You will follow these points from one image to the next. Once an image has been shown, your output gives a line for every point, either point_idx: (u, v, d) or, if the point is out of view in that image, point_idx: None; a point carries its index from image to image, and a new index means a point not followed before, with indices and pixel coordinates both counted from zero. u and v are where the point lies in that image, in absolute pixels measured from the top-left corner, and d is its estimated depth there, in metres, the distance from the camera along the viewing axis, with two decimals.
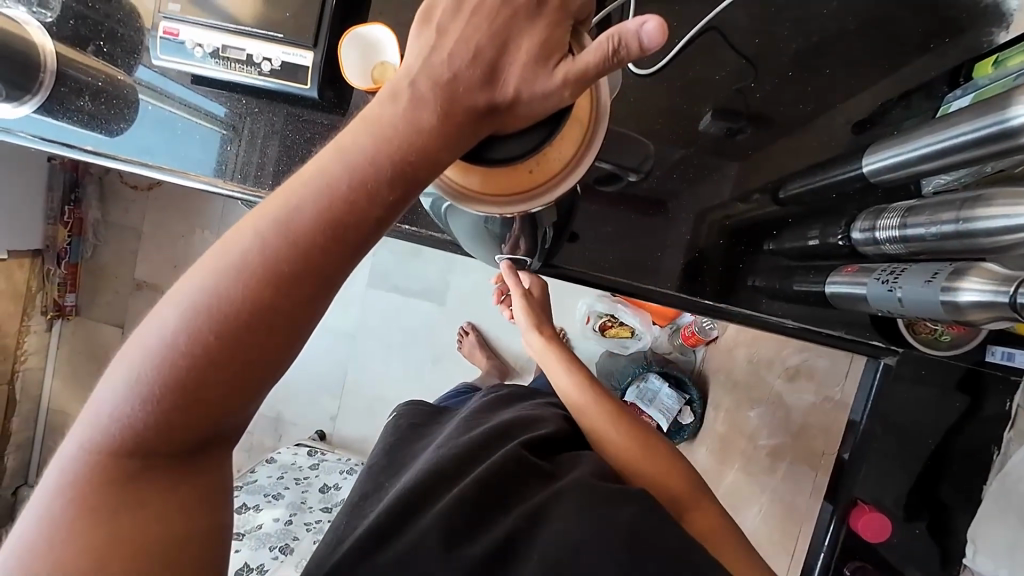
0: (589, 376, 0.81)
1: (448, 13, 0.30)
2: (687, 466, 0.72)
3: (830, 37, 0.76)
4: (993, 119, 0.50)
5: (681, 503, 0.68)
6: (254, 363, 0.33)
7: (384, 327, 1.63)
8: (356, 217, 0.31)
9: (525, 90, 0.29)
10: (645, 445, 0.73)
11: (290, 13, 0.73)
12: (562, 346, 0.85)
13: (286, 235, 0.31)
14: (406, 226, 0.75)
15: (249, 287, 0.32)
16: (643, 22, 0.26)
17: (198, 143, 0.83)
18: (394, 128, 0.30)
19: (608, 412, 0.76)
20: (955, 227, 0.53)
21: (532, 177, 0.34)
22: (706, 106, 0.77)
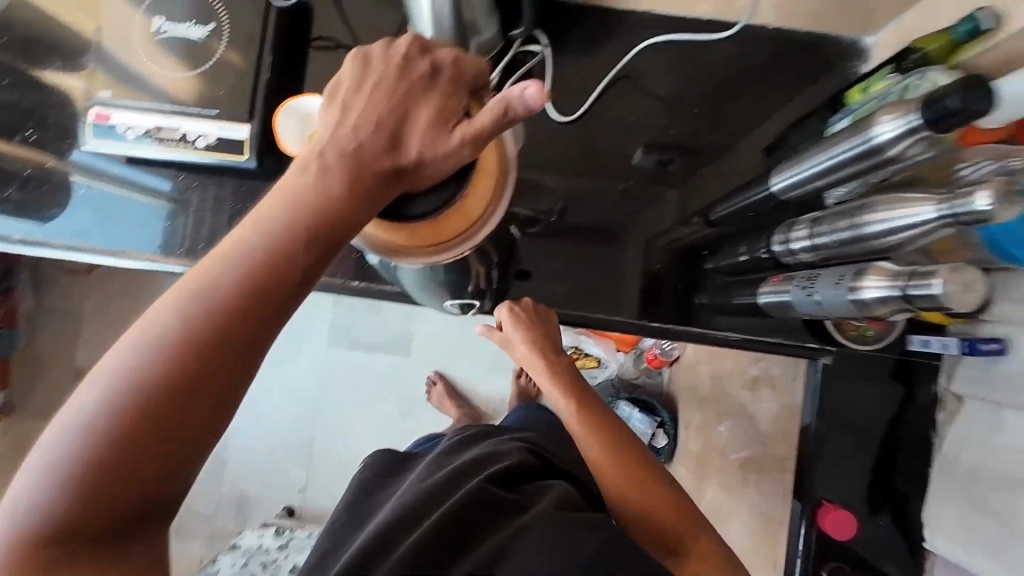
0: (587, 398, 0.78)
1: (352, 90, 0.33)
2: (678, 500, 0.68)
3: (730, 75, 0.83)
4: (862, 138, 0.58)
5: (663, 538, 0.65)
6: (183, 431, 0.33)
7: (349, 386, 1.59)
8: (280, 278, 0.33)
9: (427, 152, 0.32)
10: (630, 473, 0.69)
11: (224, 91, 0.76)
12: (569, 371, 0.80)
13: (209, 303, 0.32)
14: (355, 282, 0.76)
15: (174, 354, 0.32)
16: (525, 88, 0.29)
17: (137, 222, 0.82)
18: (305, 197, 0.32)
19: (597, 440, 0.73)
20: (851, 233, 0.60)
21: (446, 224, 0.36)
22: (640, 142, 0.84)
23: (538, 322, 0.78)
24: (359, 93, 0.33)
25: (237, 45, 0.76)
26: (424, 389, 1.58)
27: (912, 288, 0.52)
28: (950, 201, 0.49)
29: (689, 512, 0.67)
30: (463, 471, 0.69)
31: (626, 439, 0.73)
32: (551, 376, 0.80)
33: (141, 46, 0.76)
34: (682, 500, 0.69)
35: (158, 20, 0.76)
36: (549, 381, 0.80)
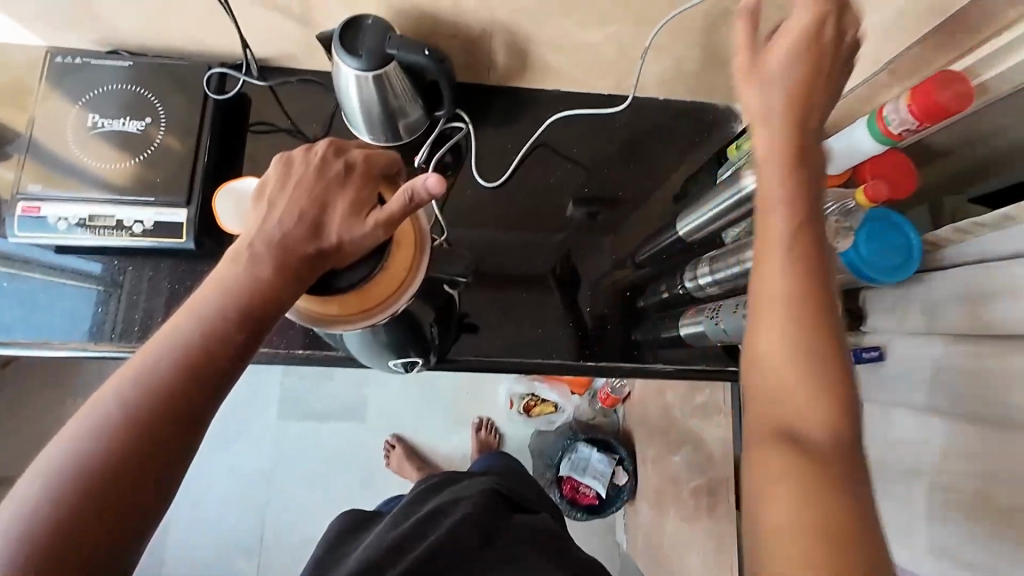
0: (814, 213, 0.42)
1: (277, 190, 0.43)
2: (843, 389, 0.38)
3: (633, 140, 0.96)
4: (735, 190, 0.69)
5: (772, 407, 0.39)
6: (130, 508, 0.35)
7: (302, 460, 1.52)
8: (218, 351, 0.39)
9: (345, 235, 0.41)
10: (800, 307, 0.39)
11: (161, 178, 0.79)
12: (814, 154, 0.44)
13: (148, 385, 0.37)
14: (300, 351, 0.77)
15: (118, 435, 0.36)
16: (426, 178, 0.39)
17: (67, 311, 0.80)
18: (238, 283, 0.40)
19: (809, 284, 0.40)
20: (739, 268, 0.70)
21: (371, 294, 0.43)
22: (568, 198, 0.93)
23: (817, 56, 0.44)
24: (281, 194, 0.43)
25: (173, 136, 0.80)
26: (382, 456, 1.54)
27: None
28: None
29: (845, 422, 0.37)
30: (424, 518, 0.69)
31: (829, 289, 0.40)
32: (789, 149, 0.43)
33: (74, 140, 0.79)
34: (853, 405, 0.38)
35: (92, 116, 0.79)
36: (776, 158, 0.43)
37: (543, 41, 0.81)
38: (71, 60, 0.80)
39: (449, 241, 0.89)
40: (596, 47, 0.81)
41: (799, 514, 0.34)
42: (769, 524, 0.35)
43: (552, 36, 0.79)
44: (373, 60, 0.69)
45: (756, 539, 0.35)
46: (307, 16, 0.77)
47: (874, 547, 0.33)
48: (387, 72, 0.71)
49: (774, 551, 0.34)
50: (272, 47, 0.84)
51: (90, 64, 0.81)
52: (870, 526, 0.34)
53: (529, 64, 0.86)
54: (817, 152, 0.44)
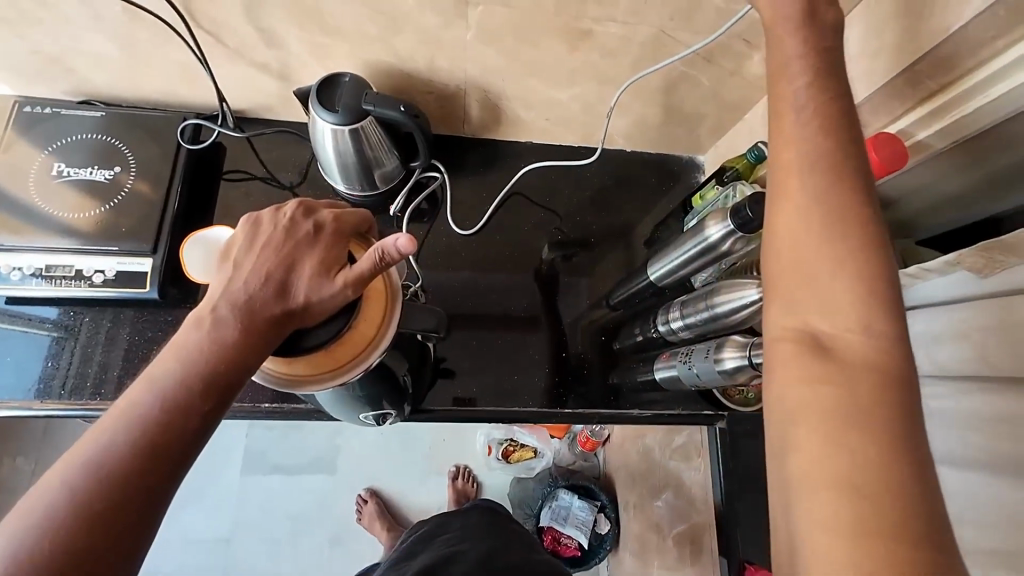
0: (836, 103, 0.37)
1: (243, 250, 0.43)
2: (876, 285, 0.32)
3: (603, 188, 0.99)
4: (700, 239, 0.72)
5: (792, 316, 0.34)
6: None
7: (267, 519, 1.42)
8: (180, 425, 0.37)
9: (314, 295, 0.42)
10: (819, 201, 0.34)
11: (125, 227, 0.77)
12: (831, 48, 0.40)
13: (99, 471, 0.35)
14: (267, 404, 0.74)
15: (63, 529, 0.33)
16: (397, 239, 0.39)
17: (11, 365, 0.75)
18: (201, 350, 0.39)
19: (835, 187, 0.34)
20: (708, 313, 0.72)
21: (343, 344, 0.43)
22: (543, 243, 0.95)
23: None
24: (246, 256, 0.42)
25: (141, 184, 0.79)
26: (354, 512, 1.45)
27: (757, 355, 0.64)
28: None
29: (883, 322, 0.31)
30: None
31: (855, 175, 0.35)
32: (808, 51, 0.39)
33: (36, 189, 0.77)
34: (894, 303, 0.32)
35: (58, 164, 0.78)
36: (801, 61, 0.39)
37: (514, 97, 0.84)
38: (40, 109, 0.80)
39: (424, 287, 0.89)
40: (564, 104, 0.85)
41: (827, 436, 0.29)
42: (798, 455, 0.30)
43: (522, 93, 0.83)
44: (348, 114, 0.71)
45: (781, 476, 0.31)
46: (284, 72, 0.79)
47: (920, 462, 0.28)
48: (363, 125, 0.72)
49: (804, 482, 0.29)
50: (249, 100, 0.86)
51: (59, 113, 0.80)
52: (916, 434, 0.29)
53: (502, 118, 0.90)
54: (834, 46, 0.40)
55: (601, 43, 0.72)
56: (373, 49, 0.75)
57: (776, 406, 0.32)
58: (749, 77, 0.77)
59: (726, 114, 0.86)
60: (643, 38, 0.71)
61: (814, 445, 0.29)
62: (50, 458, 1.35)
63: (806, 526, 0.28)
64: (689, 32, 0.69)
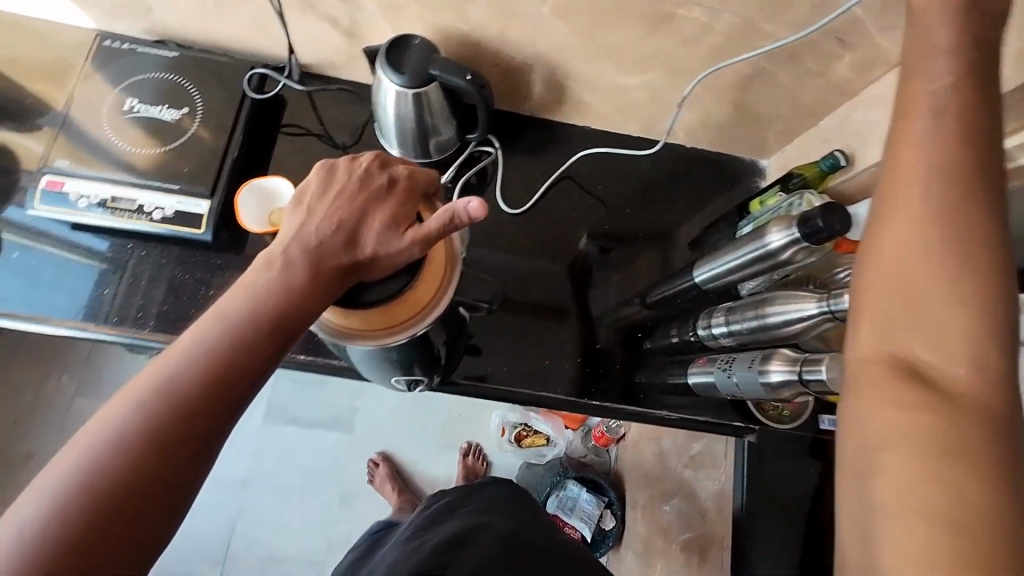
0: (971, 123, 0.36)
1: (316, 196, 0.44)
2: (977, 309, 0.31)
3: (655, 182, 0.96)
4: (759, 244, 0.69)
5: (886, 337, 0.33)
6: (145, 522, 0.34)
7: (283, 468, 1.47)
8: (247, 362, 0.38)
9: (381, 249, 0.42)
10: (937, 210, 0.33)
11: (189, 168, 0.79)
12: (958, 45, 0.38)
13: (167, 398, 0.36)
14: (301, 355, 0.77)
15: (134, 449, 0.35)
16: (469, 202, 0.40)
17: (70, 289, 0.78)
18: (271, 291, 0.39)
19: (957, 209, 0.33)
20: (757, 323, 0.69)
21: (401, 306, 0.43)
22: (582, 231, 0.93)
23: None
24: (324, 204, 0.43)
25: (205, 128, 0.81)
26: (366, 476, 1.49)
27: (808, 372, 0.61)
28: (828, 298, 0.60)
29: (986, 354, 0.31)
30: (447, 547, 0.65)
31: (979, 188, 0.34)
32: (948, 57, 0.37)
33: (109, 122, 0.79)
34: (997, 339, 0.31)
35: (130, 100, 0.80)
36: (935, 75, 0.37)
37: (580, 78, 0.82)
38: (119, 45, 0.82)
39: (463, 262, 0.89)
40: (630, 90, 0.82)
41: (916, 463, 0.29)
42: (881, 478, 0.30)
43: (588, 75, 0.81)
44: (414, 78, 0.70)
45: (859, 500, 0.30)
46: (353, 30, 0.79)
47: (1015, 499, 0.28)
48: (426, 91, 0.72)
49: (887, 507, 0.29)
50: (314, 54, 0.86)
51: (136, 51, 0.82)
52: (1011, 470, 0.28)
53: (563, 98, 0.87)
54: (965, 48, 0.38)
55: (681, 30, 0.69)
56: (445, 12, 0.73)
57: (859, 427, 0.32)
58: (835, 80, 0.72)
59: (800, 118, 0.82)
60: (727, 27, 0.67)
61: (903, 471, 0.29)
62: (91, 381, 1.43)
63: (884, 549, 0.29)
64: (779, 24, 0.65)
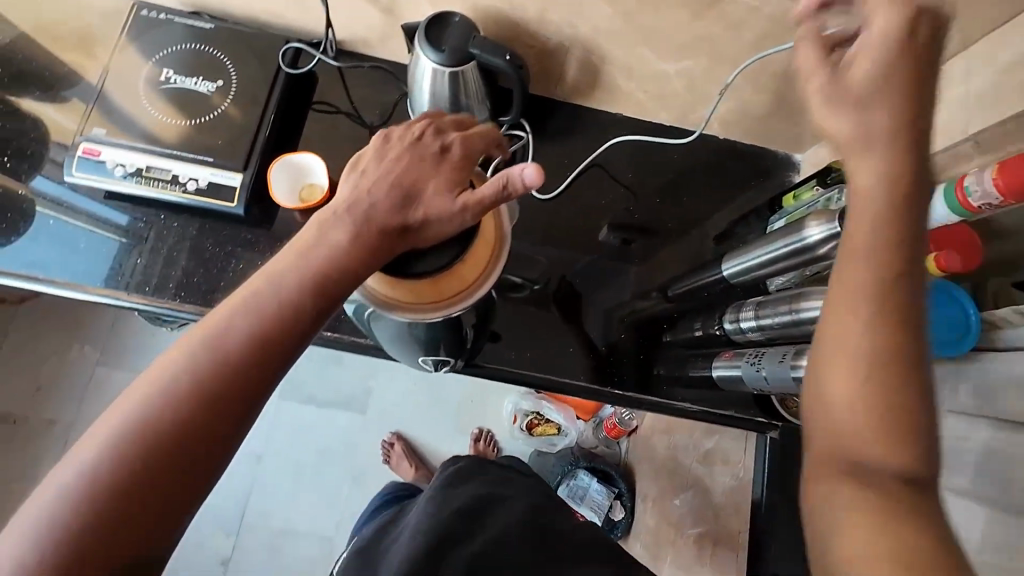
0: (902, 241, 0.41)
1: (372, 161, 0.45)
2: (902, 398, 0.39)
3: (686, 173, 0.95)
4: (796, 238, 0.68)
5: (833, 438, 0.41)
6: (206, 452, 0.38)
7: (298, 445, 1.49)
8: (269, 348, 0.41)
9: (432, 214, 0.43)
10: (860, 325, 0.41)
11: (223, 141, 0.79)
12: (890, 137, 0.41)
13: (225, 345, 0.40)
14: (327, 332, 0.79)
15: (199, 390, 0.39)
16: (524, 169, 0.41)
17: (104, 257, 0.79)
18: (322, 255, 0.42)
19: (882, 324, 0.40)
20: (791, 317, 0.68)
21: (454, 275, 0.45)
22: (605, 222, 0.92)
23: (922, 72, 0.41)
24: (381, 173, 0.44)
25: (240, 101, 0.81)
26: (380, 456, 1.50)
27: None
28: None
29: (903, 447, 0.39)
30: (464, 518, 0.66)
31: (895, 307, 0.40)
32: (893, 168, 0.41)
33: (145, 92, 0.80)
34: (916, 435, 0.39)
35: (166, 71, 0.80)
36: (871, 188, 0.41)
37: (619, 63, 0.80)
38: (156, 15, 0.82)
39: None
40: (668, 77, 0.81)
41: (864, 538, 0.37)
42: (834, 544, 0.38)
43: (627, 60, 0.79)
44: (453, 57, 0.69)
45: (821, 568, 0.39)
46: (391, 6, 0.78)
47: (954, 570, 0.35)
48: (464, 70, 0.71)
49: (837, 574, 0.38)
50: (349, 30, 0.85)
51: (172, 21, 0.82)
52: (945, 548, 0.35)
53: (598, 83, 0.86)
54: (893, 146, 0.41)
55: (728, 14, 0.67)
56: None
57: (819, 506, 0.41)
58: None
59: None
60: (777, 12, 0.65)
61: (855, 545, 0.37)
62: (112, 351, 1.45)
63: None
64: None
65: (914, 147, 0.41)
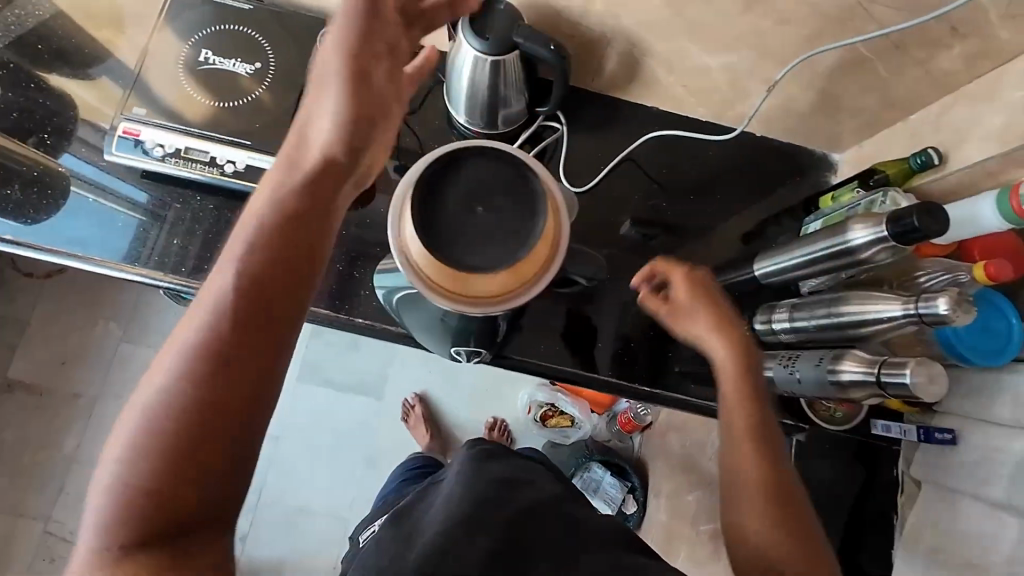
0: (754, 400, 0.61)
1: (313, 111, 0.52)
2: (788, 516, 0.56)
3: (720, 169, 0.93)
4: (835, 240, 0.68)
5: (754, 551, 0.54)
6: (269, 329, 0.45)
7: (315, 428, 1.51)
8: (257, 301, 0.45)
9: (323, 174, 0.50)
10: (753, 458, 0.58)
11: (260, 124, 0.79)
12: (724, 326, 0.65)
13: (259, 243, 0.46)
14: (359, 320, 0.81)
15: (246, 281, 0.45)
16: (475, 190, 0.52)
17: (141, 237, 0.80)
18: (276, 189, 0.49)
19: (760, 457, 0.58)
20: (829, 319, 0.67)
21: (519, 244, 0.48)
22: (626, 217, 0.91)
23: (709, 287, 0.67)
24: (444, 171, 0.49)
25: (277, 84, 0.81)
26: (399, 412, 1.54)
27: (887, 374, 0.59)
28: (916, 302, 0.58)
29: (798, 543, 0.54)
30: (498, 488, 0.61)
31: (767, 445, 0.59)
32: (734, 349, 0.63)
33: (184, 73, 0.80)
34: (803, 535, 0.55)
35: (205, 52, 0.80)
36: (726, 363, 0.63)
37: (660, 56, 0.79)
38: None
39: None
40: (711, 72, 0.79)
41: None
42: None
43: (670, 53, 0.78)
44: (497, 45, 0.69)
45: None
46: None
47: None
48: (506, 59, 0.70)
49: None
50: None
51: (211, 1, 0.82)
52: None
53: (637, 76, 0.85)
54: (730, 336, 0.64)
55: (782, 9, 0.66)
56: None
57: None
58: (937, 74, 0.68)
59: (886, 111, 0.78)
60: (832, 8, 0.64)
61: None
62: (134, 329, 1.46)
63: None
64: (890, 8, 0.61)
65: (743, 337, 0.64)
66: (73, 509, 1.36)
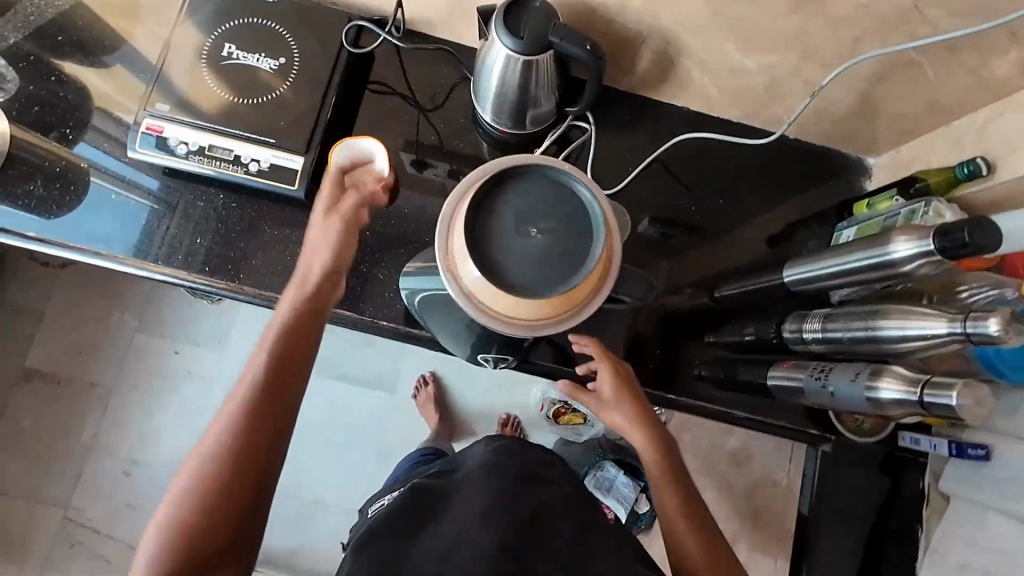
0: (681, 481, 0.68)
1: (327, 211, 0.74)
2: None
3: (751, 172, 0.91)
4: (879, 251, 0.65)
5: None
6: (293, 378, 0.58)
7: (329, 421, 1.52)
8: (283, 361, 0.58)
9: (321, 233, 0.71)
10: (692, 536, 0.64)
11: (284, 122, 0.78)
12: (638, 415, 0.71)
13: (296, 316, 0.63)
14: (382, 321, 0.80)
15: (280, 345, 0.59)
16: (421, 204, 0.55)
17: (165, 235, 0.79)
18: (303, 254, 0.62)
19: (696, 533, 0.65)
20: (865, 334, 0.65)
21: (568, 272, 0.48)
22: (644, 215, 0.89)
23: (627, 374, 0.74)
24: (497, 192, 0.50)
25: (302, 81, 0.79)
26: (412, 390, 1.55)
27: (928, 395, 0.58)
28: (963, 321, 0.56)
29: None
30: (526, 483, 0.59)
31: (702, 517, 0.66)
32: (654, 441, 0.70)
33: (208, 68, 0.78)
34: None
35: (229, 47, 0.79)
36: (650, 451, 0.69)
37: (696, 55, 0.76)
38: None
39: None
40: (749, 73, 0.76)
41: None
42: None
43: (707, 53, 0.75)
44: (531, 44, 0.66)
45: None
46: None
47: None
48: (540, 60, 0.68)
49: None
50: (413, 9, 0.82)
51: None
52: None
53: (670, 75, 0.82)
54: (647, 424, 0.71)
55: (830, 9, 0.63)
56: None
57: None
58: (989, 80, 0.66)
59: (929, 117, 0.75)
60: (885, 9, 0.61)
61: None
62: (149, 320, 1.46)
63: None
64: (947, 11, 0.59)
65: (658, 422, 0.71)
66: (92, 496, 1.38)
